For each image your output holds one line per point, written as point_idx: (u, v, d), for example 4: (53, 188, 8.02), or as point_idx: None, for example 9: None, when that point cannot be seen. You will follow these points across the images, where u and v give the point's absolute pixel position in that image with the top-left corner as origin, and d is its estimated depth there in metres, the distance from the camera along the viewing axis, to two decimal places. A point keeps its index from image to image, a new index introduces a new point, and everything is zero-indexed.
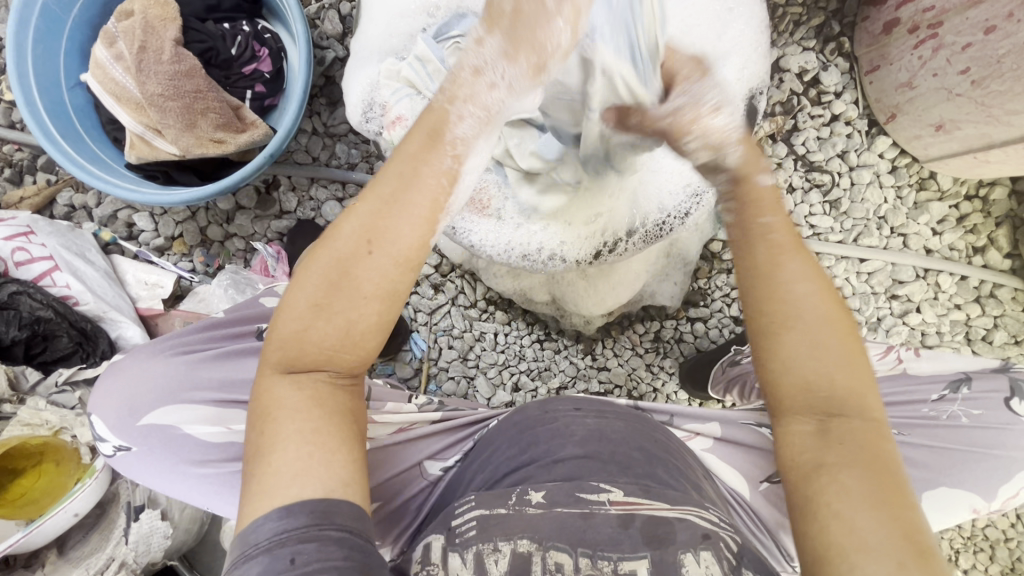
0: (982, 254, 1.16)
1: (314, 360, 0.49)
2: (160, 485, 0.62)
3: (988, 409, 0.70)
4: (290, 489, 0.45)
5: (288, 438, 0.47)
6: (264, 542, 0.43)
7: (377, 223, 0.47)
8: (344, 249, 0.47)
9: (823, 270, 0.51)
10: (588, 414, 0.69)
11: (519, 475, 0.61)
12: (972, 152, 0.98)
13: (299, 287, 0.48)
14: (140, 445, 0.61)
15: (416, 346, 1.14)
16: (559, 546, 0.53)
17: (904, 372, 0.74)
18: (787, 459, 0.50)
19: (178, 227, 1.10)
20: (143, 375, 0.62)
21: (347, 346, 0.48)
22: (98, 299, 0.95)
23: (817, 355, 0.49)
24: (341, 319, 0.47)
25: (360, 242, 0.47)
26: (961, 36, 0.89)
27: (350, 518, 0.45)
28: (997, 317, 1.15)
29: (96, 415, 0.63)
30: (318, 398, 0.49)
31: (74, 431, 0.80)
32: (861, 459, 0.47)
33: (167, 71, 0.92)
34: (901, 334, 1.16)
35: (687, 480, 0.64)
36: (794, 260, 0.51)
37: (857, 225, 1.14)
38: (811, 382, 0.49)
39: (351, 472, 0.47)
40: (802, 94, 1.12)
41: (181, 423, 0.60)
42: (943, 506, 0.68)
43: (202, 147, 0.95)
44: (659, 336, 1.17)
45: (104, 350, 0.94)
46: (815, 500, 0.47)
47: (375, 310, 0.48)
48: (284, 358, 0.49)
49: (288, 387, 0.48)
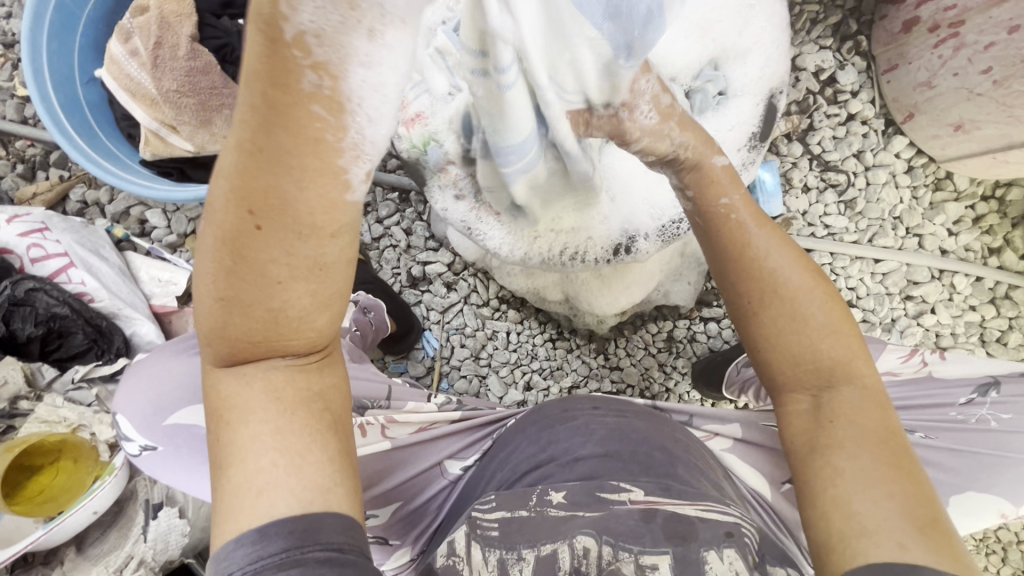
0: (998, 255, 1.15)
1: (262, 348, 0.44)
2: (185, 484, 0.61)
3: (1019, 414, 0.70)
4: (261, 509, 0.42)
5: (253, 447, 0.44)
6: (237, 571, 0.40)
7: (253, 186, 0.35)
8: (226, 223, 0.37)
9: (797, 246, 0.56)
10: (606, 413, 0.69)
11: (538, 474, 0.61)
12: (991, 152, 0.98)
13: (203, 275, 0.41)
14: (166, 444, 0.60)
15: (428, 344, 1.14)
16: (586, 530, 0.53)
17: (929, 376, 0.74)
18: (793, 436, 0.54)
19: (191, 224, 1.10)
20: (164, 374, 0.61)
21: (288, 332, 0.43)
22: (112, 296, 0.95)
23: (809, 338, 0.53)
24: (271, 304, 0.40)
25: (239, 213, 0.36)
26: (983, 35, 0.88)
27: (336, 532, 0.42)
28: (1012, 318, 1.15)
29: (120, 413, 0.62)
30: (274, 395, 0.45)
31: (93, 430, 0.81)
32: (862, 436, 0.50)
33: (183, 67, 0.92)
34: (915, 335, 1.15)
35: (709, 480, 0.63)
36: (765, 236, 0.55)
37: (872, 225, 1.13)
38: (805, 362, 0.53)
39: (322, 475, 0.44)
40: (818, 93, 1.11)
41: (205, 421, 0.60)
42: (976, 509, 0.68)
43: (216, 143, 0.95)
44: (671, 336, 1.17)
45: (119, 347, 0.93)
46: (821, 480, 0.50)
47: (306, 288, 0.40)
48: (223, 352, 0.44)
49: (234, 382, 0.45)
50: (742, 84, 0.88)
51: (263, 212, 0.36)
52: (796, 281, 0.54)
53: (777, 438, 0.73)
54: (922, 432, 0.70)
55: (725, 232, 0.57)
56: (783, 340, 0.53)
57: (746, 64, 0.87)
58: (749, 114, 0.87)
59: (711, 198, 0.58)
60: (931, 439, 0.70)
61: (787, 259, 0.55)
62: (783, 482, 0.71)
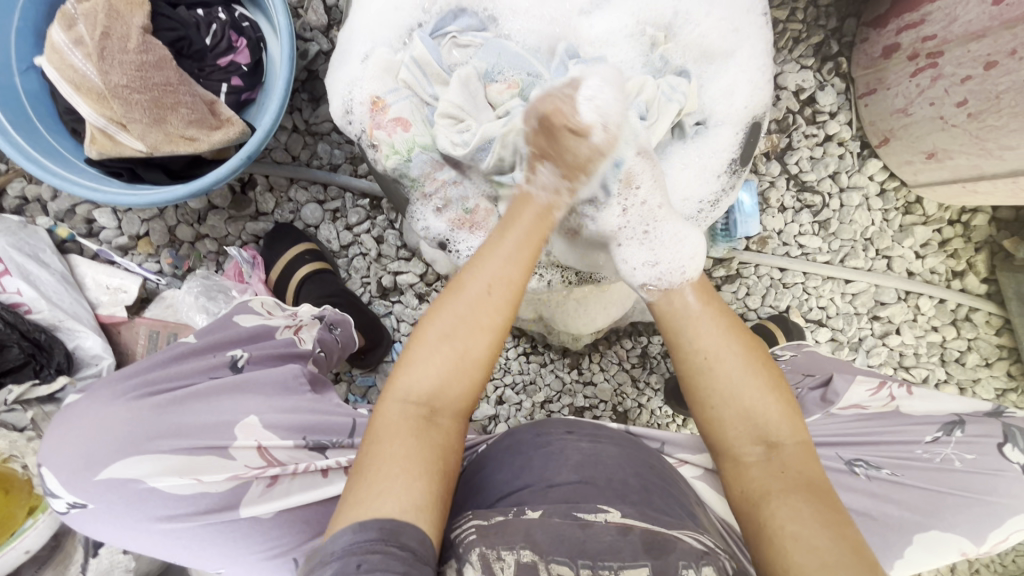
0: (961, 278, 1.18)
1: (432, 392, 0.60)
2: (119, 542, 0.57)
3: (982, 454, 0.69)
4: (376, 505, 0.51)
5: (388, 460, 0.55)
6: (339, 549, 0.48)
7: (492, 248, 0.67)
8: (498, 270, 0.65)
9: (739, 337, 0.65)
10: (581, 438, 0.67)
11: (510, 502, 0.58)
12: (962, 181, 0.99)
13: (433, 322, 0.62)
14: (97, 502, 0.56)
15: (396, 356, 1.09)
16: (561, 559, 0.50)
17: (896, 410, 0.75)
18: (738, 487, 0.60)
19: (144, 225, 1.03)
20: (102, 422, 0.57)
21: (457, 375, 0.61)
22: (52, 307, 0.88)
23: (748, 389, 0.62)
24: (458, 345, 0.61)
25: (484, 288, 0.63)
26: (961, 68, 0.87)
27: (413, 537, 0.49)
28: (971, 340, 1.19)
29: (45, 467, 0.57)
30: (421, 428, 0.58)
31: (24, 461, 0.75)
32: (784, 476, 0.58)
33: (133, 60, 0.84)
34: (881, 354, 1.19)
35: (684, 508, 0.62)
36: (709, 342, 0.64)
37: (844, 245, 1.15)
38: (748, 410, 0.61)
39: (422, 493, 0.53)
40: (798, 112, 1.11)
41: (144, 476, 0.56)
42: (936, 547, 0.67)
43: (170, 144, 0.88)
44: (646, 352, 1.16)
45: (59, 363, 0.87)
46: (766, 520, 0.55)
47: (482, 340, 0.62)
48: (407, 386, 0.60)
49: (398, 411, 0.59)
50: (726, 110, 0.82)
51: (494, 278, 0.64)
52: (722, 345, 0.64)
53: None
54: (888, 470, 0.71)
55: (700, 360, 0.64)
56: (713, 401, 0.63)
57: (719, 74, 0.82)
58: (727, 143, 0.83)
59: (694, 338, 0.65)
60: (899, 477, 0.71)
61: (715, 328, 0.65)
62: None
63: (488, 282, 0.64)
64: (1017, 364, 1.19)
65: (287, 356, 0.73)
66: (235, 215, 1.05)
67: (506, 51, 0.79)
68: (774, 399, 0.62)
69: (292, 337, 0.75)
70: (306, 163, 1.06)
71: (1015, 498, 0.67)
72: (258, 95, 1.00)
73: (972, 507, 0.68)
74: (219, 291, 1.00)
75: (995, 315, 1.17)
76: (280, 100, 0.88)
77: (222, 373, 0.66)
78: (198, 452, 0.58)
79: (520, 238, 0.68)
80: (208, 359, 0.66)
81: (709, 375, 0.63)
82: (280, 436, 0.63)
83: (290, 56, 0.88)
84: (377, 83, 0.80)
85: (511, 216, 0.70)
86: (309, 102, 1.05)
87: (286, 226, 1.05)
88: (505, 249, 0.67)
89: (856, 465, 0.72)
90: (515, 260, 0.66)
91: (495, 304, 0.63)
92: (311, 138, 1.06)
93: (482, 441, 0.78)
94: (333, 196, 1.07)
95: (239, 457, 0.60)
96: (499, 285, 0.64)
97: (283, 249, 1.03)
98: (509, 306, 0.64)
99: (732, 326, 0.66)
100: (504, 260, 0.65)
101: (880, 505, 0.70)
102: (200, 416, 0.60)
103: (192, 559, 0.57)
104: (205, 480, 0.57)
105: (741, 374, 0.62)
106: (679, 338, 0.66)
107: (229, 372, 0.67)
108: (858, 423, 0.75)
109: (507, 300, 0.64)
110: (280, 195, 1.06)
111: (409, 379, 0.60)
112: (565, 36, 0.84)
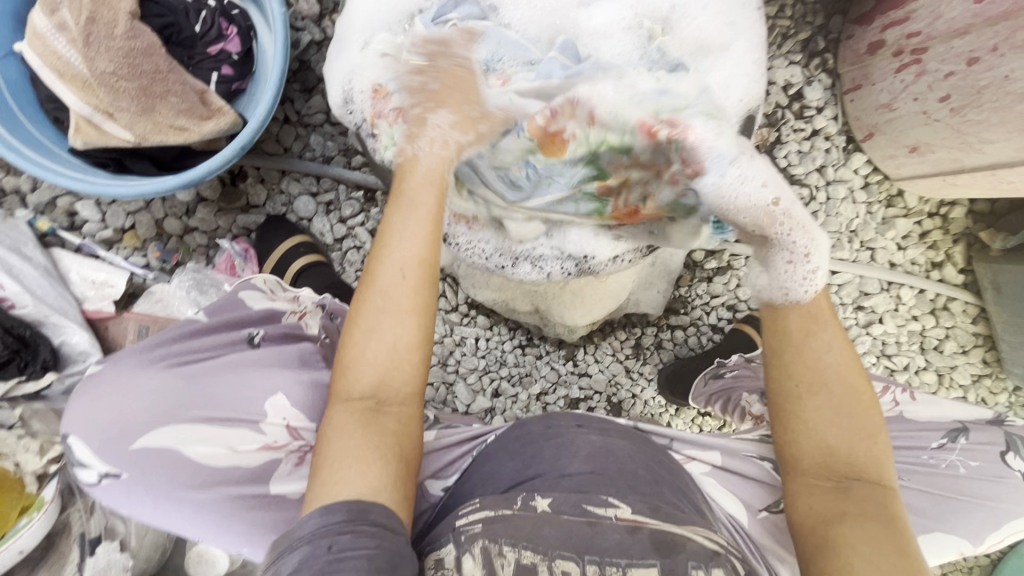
0: (939, 270, 1.22)
1: (372, 387, 0.57)
2: (147, 516, 0.57)
3: (984, 461, 0.72)
4: (340, 491, 0.50)
5: (337, 455, 0.53)
6: (308, 534, 0.47)
7: (391, 230, 0.62)
8: (408, 248, 0.60)
9: (857, 366, 0.63)
10: (591, 431, 0.67)
11: (522, 489, 0.59)
12: (942, 174, 1.02)
13: (355, 320, 0.59)
14: (130, 471, 0.55)
15: None
16: (566, 554, 0.52)
17: (900, 416, 0.77)
18: (808, 508, 0.59)
19: (130, 218, 1.00)
20: (133, 389, 0.56)
21: (394, 364, 0.57)
22: (37, 302, 0.86)
23: (842, 420, 0.61)
24: (386, 334, 0.57)
25: (398, 274, 0.59)
26: (944, 64, 0.90)
27: (383, 514, 0.49)
28: (949, 328, 1.23)
29: (72, 435, 0.56)
30: (367, 423, 0.55)
31: (15, 458, 0.73)
32: (862, 504, 0.57)
33: (120, 47, 0.82)
34: (864, 343, 1.22)
35: (693, 505, 0.63)
36: (828, 362, 0.62)
37: (830, 237, 1.18)
38: (840, 441, 0.60)
39: (377, 476, 0.52)
40: (786, 107, 1.14)
41: (179, 444, 0.56)
42: (938, 548, 0.69)
43: (160, 134, 0.85)
44: (640, 343, 1.18)
45: (46, 359, 0.85)
46: (835, 539, 0.55)
47: (411, 322, 0.58)
48: (343, 388, 0.57)
49: (340, 411, 0.56)
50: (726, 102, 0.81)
51: (408, 259, 0.60)
52: (836, 371, 0.62)
53: (758, 472, 0.73)
54: (894, 472, 0.72)
55: (806, 381, 0.62)
56: (808, 418, 0.61)
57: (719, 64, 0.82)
58: None
59: (806, 356, 0.63)
60: (905, 480, 0.71)
61: (836, 355, 0.63)
62: (760, 511, 0.71)
63: (400, 265, 0.60)
64: (990, 351, 1.24)
65: (296, 338, 0.70)
66: (225, 207, 1.03)
67: (506, 40, 0.79)
68: (868, 432, 0.60)
69: (299, 321, 0.74)
70: (299, 154, 1.05)
71: (1004, 503, 0.71)
72: (248, 85, 0.98)
73: (953, 491, 0.71)
74: (211, 285, 0.98)
75: (971, 305, 1.22)
76: (274, 91, 0.87)
77: (241, 347, 0.65)
78: (230, 424, 0.58)
79: (423, 218, 0.63)
80: (227, 334, 0.65)
81: (810, 391, 0.61)
82: (307, 416, 0.62)
83: (284, 45, 0.87)
84: (381, 72, 0.80)
85: (401, 196, 0.65)
86: (301, 92, 1.04)
87: (278, 219, 1.03)
88: (402, 234, 0.61)
89: None
90: (417, 236, 0.61)
91: (413, 285, 0.59)
92: (303, 130, 1.04)
93: (489, 431, 0.78)
94: (326, 188, 1.05)
95: (270, 432, 0.60)
96: (413, 265, 0.60)
97: (276, 242, 1.01)
98: (427, 283, 0.60)
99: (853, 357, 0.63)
100: (410, 235, 0.61)
101: None
102: (230, 389, 0.60)
103: (220, 535, 0.57)
104: (240, 450, 0.58)
105: (847, 402, 0.61)
106: (793, 355, 0.63)
107: (247, 348, 0.65)
108: None
109: (424, 278, 0.60)
110: (272, 187, 1.04)
111: (347, 379, 0.57)
112: (564, 29, 0.85)
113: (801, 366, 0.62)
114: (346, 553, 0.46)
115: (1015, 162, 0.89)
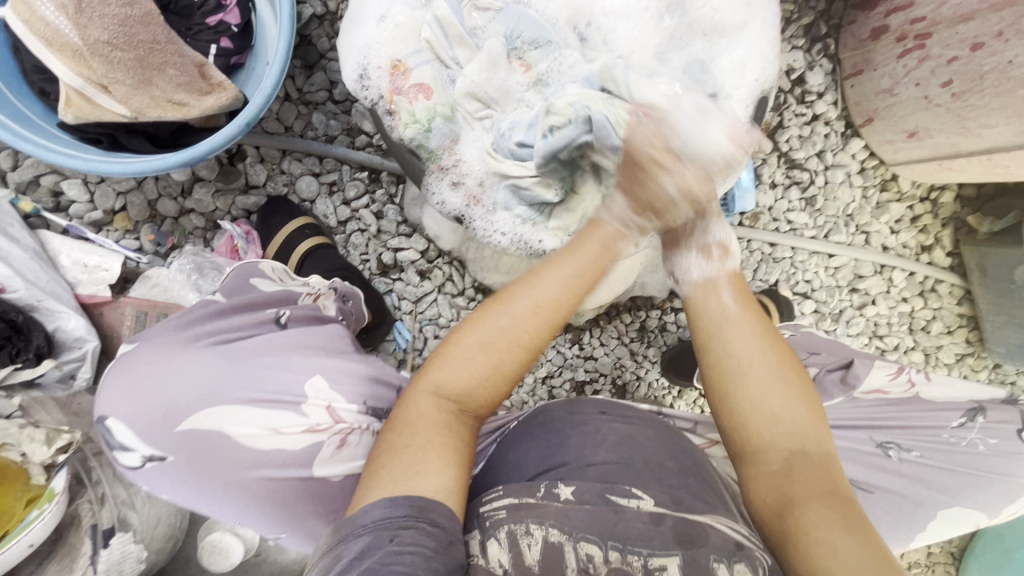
0: (929, 253, 1.26)
1: (462, 393, 0.59)
2: (185, 502, 0.59)
3: (1002, 437, 0.75)
4: (409, 484, 0.50)
5: (411, 447, 0.54)
6: (371, 523, 0.47)
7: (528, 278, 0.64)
8: (541, 294, 0.63)
9: (776, 343, 0.65)
10: (615, 419, 0.67)
11: (545, 477, 0.59)
12: (939, 158, 1.04)
13: (474, 330, 0.61)
14: (178, 454, 0.57)
15: (399, 335, 1.06)
16: (589, 538, 0.53)
17: (917, 396, 0.80)
18: (760, 498, 0.58)
19: (121, 199, 0.96)
20: (177, 366, 0.58)
21: (491, 379, 0.60)
22: (30, 285, 0.81)
23: (767, 395, 0.61)
24: (493, 357, 0.60)
25: (532, 311, 0.62)
26: (948, 49, 0.92)
27: (437, 506, 0.49)
28: (936, 309, 1.28)
29: (111, 419, 0.58)
30: (450, 426, 0.57)
31: (21, 450, 0.69)
32: (812, 484, 0.56)
33: (116, 15, 0.77)
34: (859, 324, 1.26)
35: (716, 492, 0.63)
36: (739, 337, 0.65)
37: (829, 221, 1.21)
38: (776, 421, 0.60)
39: (452, 478, 0.53)
40: (788, 91, 1.15)
41: (225, 425, 0.58)
42: (956, 522, 0.74)
43: (157, 108, 0.81)
44: (644, 326, 1.19)
45: (39, 346, 0.81)
46: (794, 529, 0.53)
47: (517, 358, 0.61)
48: (438, 383, 0.59)
49: (428, 404, 0.58)
50: (738, 83, 0.81)
51: (544, 299, 0.63)
52: (753, 349, 0.64)
53: None
54: (918, 452, 0.76)
55: (738, 360, 0.64)
56: (739, 406, 0.62)
57: (739, 41, 0.81)
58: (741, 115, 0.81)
59: (725, 339, 0.65)
60: (925, 457, 0.75)
61: (750, 334, 0.65)
62: None
63: (536, 302, 0.62)
64: (974, 331, 1.29)
65: (319, 318, 0.73)
66: (223, 188, 0.99)
67: (525, 17, 0.80)
68: (803, 408, 0.61)
69: (315, 302, 0.76)
70: (300, 134, 1.01)
71: (1018, 475, 0.74)
72: (247, 59, 0.94)
73: (964, 463, 0.75)
74: (212, 268, 0.93)
75: (958, 287, 1.26)
76: (281, 64, 0.83)
77: (268, 328, 0.67)
78: (272, 406, 0.60)
79: (579, 267, 0.65)
80: (256, 314, 0.67)
81: (727, 370, 0.64)
82: (346, 399, 0.64)
83: (291, 18, 0.83)
84: (399, 45, 0.77)
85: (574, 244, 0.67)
86: (302, 69, 1.00)
87: (280, 200, 1.00)
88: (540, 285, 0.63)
89: (888, 448, 0.76)
90: (563, 285, 0.64)
91: (539, 324, 0.62)
92: (305, 108, 1.01)
93: (512, 418, 0.78)
94: (329, 169, 1.02)
95: (312, 414, 0.61)
96: (546, 308, 0.62)
97: (280, 224, 0.98)
98: (550, 331, 0.63)
99: (765, 329, 0.66)
100: (548, 288, 0.63)
101: (905, 484, 0.75)
102: (273, 370, 0.62)
103: (259, 519, 0.60)
104: (283, 432, 0.60)
105: (770, 378, 0.62)
106: (711, 339, 0.66)
107: (274, 327, 0.67)
108: (881, 407, 0.79)
109: (549, 327, 0.62)
110: (272, 167, 1.01)
111: (443, 376, 0.59)
112: (581, 7, 0.84)
113: (733, 352, 0.64)
114: (406, 546, 0.46)
115: (1012, 147, 0.92)
